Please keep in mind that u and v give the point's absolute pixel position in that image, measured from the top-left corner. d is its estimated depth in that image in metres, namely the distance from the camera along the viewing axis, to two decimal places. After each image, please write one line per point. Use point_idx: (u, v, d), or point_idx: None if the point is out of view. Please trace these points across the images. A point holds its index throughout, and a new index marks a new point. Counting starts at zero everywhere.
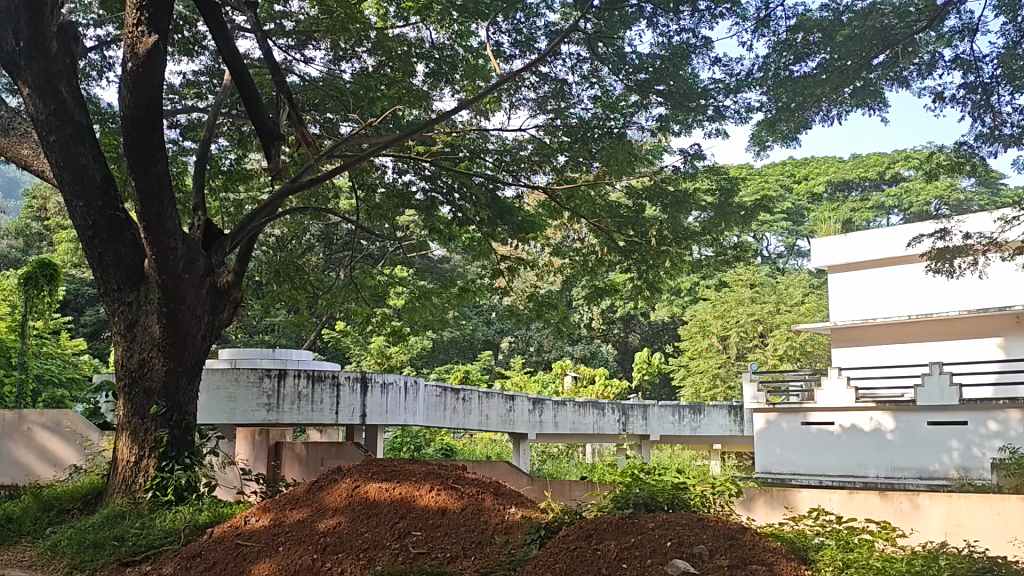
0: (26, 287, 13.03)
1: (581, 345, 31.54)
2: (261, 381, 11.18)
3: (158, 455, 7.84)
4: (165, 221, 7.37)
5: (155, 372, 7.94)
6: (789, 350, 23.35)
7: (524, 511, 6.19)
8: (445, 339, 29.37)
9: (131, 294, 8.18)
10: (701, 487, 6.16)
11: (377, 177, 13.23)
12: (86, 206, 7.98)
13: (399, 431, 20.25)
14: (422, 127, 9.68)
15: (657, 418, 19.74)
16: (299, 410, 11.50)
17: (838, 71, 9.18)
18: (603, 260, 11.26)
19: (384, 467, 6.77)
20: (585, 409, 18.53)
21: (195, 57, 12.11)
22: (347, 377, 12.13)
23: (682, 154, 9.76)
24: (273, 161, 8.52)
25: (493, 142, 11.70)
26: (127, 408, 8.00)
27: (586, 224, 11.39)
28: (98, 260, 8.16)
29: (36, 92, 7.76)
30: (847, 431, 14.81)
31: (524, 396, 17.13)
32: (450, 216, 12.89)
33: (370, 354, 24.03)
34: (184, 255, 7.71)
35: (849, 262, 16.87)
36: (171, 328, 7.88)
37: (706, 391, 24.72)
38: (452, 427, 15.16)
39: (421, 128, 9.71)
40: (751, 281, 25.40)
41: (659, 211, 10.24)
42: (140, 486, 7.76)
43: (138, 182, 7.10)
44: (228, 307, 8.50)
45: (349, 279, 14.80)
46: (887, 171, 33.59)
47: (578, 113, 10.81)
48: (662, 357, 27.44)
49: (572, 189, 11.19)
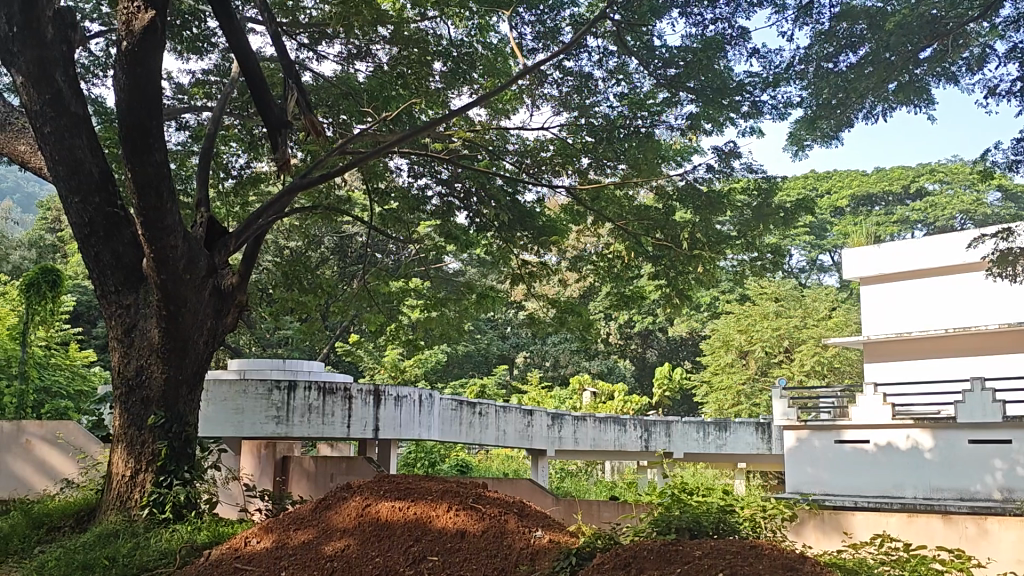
0: (28, 293, 12.56)
1: (598, 361, 30.88)
2: (270, 394, 10.70)
3: (155, 469, 7.29)
4: (164, 215, 6.82)
5: (154, 380, 7.41)
6: (816, 366, 22.68)
7: (552, 534, 5.56)
8: (460, 353, 28.78)
9: (129, 297, 7.67)
10: (749, 509, 5.56)
11: (391, 181, 12.71)
12: (82, 202, 7.47)
13: (413, 446, 19.71)
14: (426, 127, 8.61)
15: (681, 435, 19.09)
16: (310, 423, 10.97)
17: (884, 65, 8.70)
18: (629, 266, 10.69)
19: (399, 485, 6.17)
20: (606, 424, 17.93)
21: (204, 54, 11.66)
22: (359, 390, 11.50)
23: (717, 152, 9.16)
24: (279, 152, 8.05)
25: (514, 143, 11.17)
26: (123, 419, 7.45)
27: (610, 228, 10.81)
28: (94, 259, 7.63)
29: (30, 82, 7.26)
30: (883, 449, 14.15)
31: (543, 410, 16.56)
32: (467, 222, 12.37)
33: (384, 367, 23.52)
34: (186, 253, 7.16)
35: (883, 272, 16.24)
36: (171, 333, 7.32)
37: (730, 407, 24.02)
38: (468, 443, 14.56)
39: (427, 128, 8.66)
40: (776, 295, 24.73)
41: (691, 213, 9.64)
42: (136, 502, 7.21)
43: (136, 172, 6.57)
44: (233, 310, 7.96)
45: (363, 287, 14.32)
46: (912, 184, 32.88)
47: (603, 111, 10.33)
48: (683, 372, 26.77)
49: (597, 191, 10.63)
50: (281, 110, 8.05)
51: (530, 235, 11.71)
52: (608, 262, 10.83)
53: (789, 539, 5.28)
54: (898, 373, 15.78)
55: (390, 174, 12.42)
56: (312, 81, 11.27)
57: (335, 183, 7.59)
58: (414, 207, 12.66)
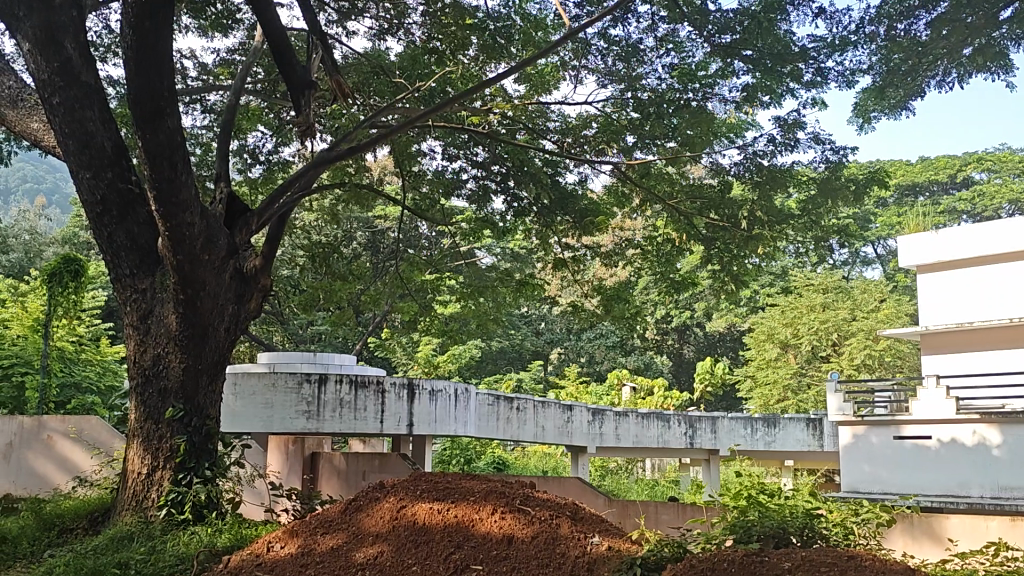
0: (50, 284, 12.11)
1: (635, 356, 30.06)
2: (300, 387, 10.15)
3: (174, 466, 6.73)
4: (179, 189, 6.24)
5: (172, 370, 6.84)
6: (866, 360, 21.80)
7: (610, 541, 4.88)
8: (494, 349, 28.14)
9: (144, 281, 7.10)
10: (839, 514, 4.88)
11: (425, 164, 12.08)
12: (95, 178, 6.93)
13: (448, 442, 19.14)
14: (462, 94, 7.46)
15: (727, 431, 18.19)
16: (341, 418, 10.38)
17: (961, 26, 7.95)
18: (680, 250, 9.92)
19: (437, 485, 5.52)
20: (649, 421, 17.19)
21: (228, 32, 11.13)
22: (393, 382, 10.84)
23: (778, 122, 8.45)
24: (302, 113, 7.40)
25: (556, 121, 10.51)
26: (140, 413, 6.89)
27: (658, 210, 10.10)
28: (107, 239, 7.07)
29: (38, 49, 6.73)
30: (946, 446, 13.38)
31: (584, 405, 15.89)
32: (504, 207, 11.70)
33: (417, 362, 23.00)
34: (203, 232, 6.56)
35: (939, 259, 15.41)
36: (189, 318, 6.73)
37: (777, 403, 23.17)
38: (506, 440, 13.93)
39: (462, 95, 7.47)
40: (823, 286, 23.78)
41: (750, 189, 8.91)
42: (153, 502, 6.66)
43: (147, 141, 6.00)
44: (257, 294, 7.36)
45: (396, 275, 13.74)
46: (959, 173, 31.73)
47: (652, 84, 9.71)
48: (725, 366, 25.93)
49: (646, 169, 9.94)
50: (305, 70, 7.45)
51: (572, 219, 10.98)
52: (657, 246, 10.07)
53: (888, 549, 4.59)
54: (956, 365, 15.05)
55: (423, 157, 11.79)
56: (342, 58, 10.71)
57: (367, 154, 6.97)
58: (448, 192, 12.03)
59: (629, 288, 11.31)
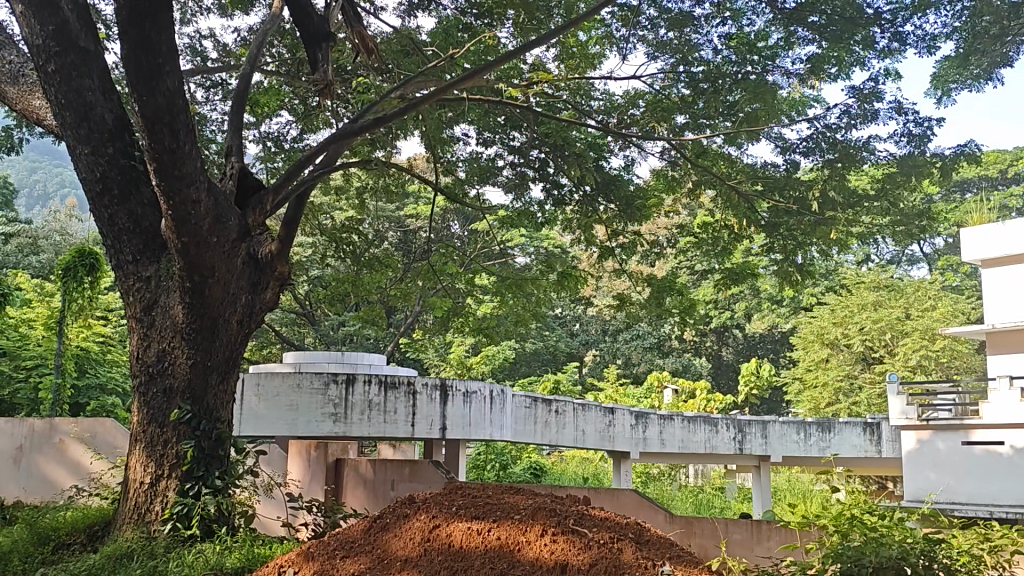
0: (65, 279, 11.49)
1: (673, 358, 29.09)
2: (326, 389, 9.42)
3: (180, 474, 6.01)
4: (182, 160, 5.48)
5: (177, 367, 6.11)
6: (922, 361, 20.76)
7: (684, 570, 4.02)
8: (528, 351, 27.31)
9: (148, 268, 6.34)
10: (961, 539, 4.03)
11: (459, 150, 11.32)
12: (94, 154, 6.22)
13: (482, 446, 18.37)
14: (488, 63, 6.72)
15: (778, 436, 17.23)
16: (370, 422, 9.61)
17: None
18: (739, 237, 9.04)
19: (476, 500, 4.69)
20: (695, 425, 16.19)
21: (249, 10, 10.44)
22: (425, 382, 10.02)
23: (853, 92, 7.65)
24: (319, 65, 7.32)
25: (600, 98, 9.69)
26: (143, 415, 6.17)
27: (713, 195, 9.26)
28: (108, 222, 6.33)
29: (32, 10, 6.00)
30: (1020, 453, 12.31)
31: (626, 408, 15.04)
32: (544, 196, 10.90)
33: (449, 365, 22.26)
34: (211, 211, 5.81)
35: (1005, 254, 14.36)
36: (197, 309, 6.01)
37: (826, 406, 22.16)
38: (544, 445, 13.13)
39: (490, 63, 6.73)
40: (874, 284, 22.70)
41: (822, 169, 8.03)
42: (157, 516, 5.95)
43: (144, 105, 5.24)
44: (274, 283, 6.59)
45: (428, 268, 12.99)
46: (1010, 168, 30.38)
47: (707, 57, 8.91)
48: (771, 368, 24.90)
49: (702, 149, 9.08)
50: (324, 21, 7.42)
51: (618, 206, 10.12)
52: (713, 233, 9.18)
53: None
54: None
55: (455, 141, 11.05)
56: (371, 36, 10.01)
57: (395, 118, 6.26)
58: (483, 180, 11.24)
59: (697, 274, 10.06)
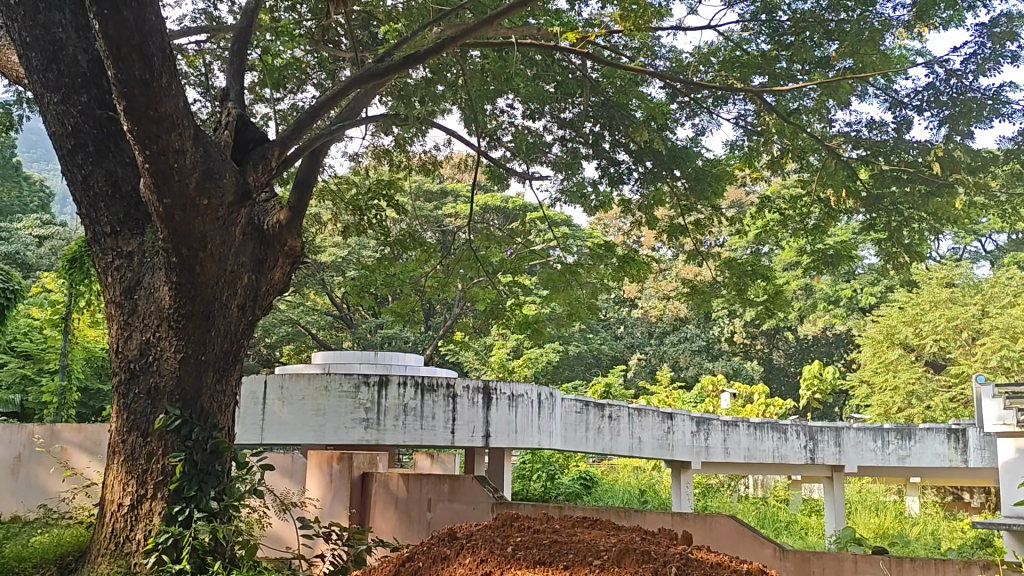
0: (71, 271, 10.25)
1: (723, 361, 27.57)
2: (357, 391, 8.30)
3: (168, 494, 4.88)
4: (159, 97, 4.31)
5: (163, 363, 4.97)
6: (1003, 363, 19.17)
7: None
8: (571, 355, 25.99)
9: (131, 242, 5.21)
10: None
11: (501, 126, 10.11)
12: (64, 103, 5.07)
13: (527, 454, 17.19)
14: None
15: (853, 445, 15.85)
16: (405, 428, 8.44)
17: None
18: (834, 213, 7.73)
19: (538, 538, 3.44)
20: (762, 432, 14.84)
21: None
22: (467, 385, 8.80)
23: (980, 27, 6.37)
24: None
25: (665, 57, 8.43)
26: (123, 422, 5.04)
27: (803, 168, 7.98)
28: (83, 185, 5.20)
29: None
30: None
31: (686, 414, 13.73)
32: (597, 174, 9.67)
33: (490, 367, 21.08)
34: (199, 165, 4.63)
35: None
36: (185, 292, 4.86)
37: (897, 411, 20.59)
38: (597, 454, 11.86)
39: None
40: (946, 280, 21.15)
41: (943, 126, 6.78)
42: (139, 547, 4.82)
43: (106, 22, 4.10)
44: (283, 259, 5.53)
45: (468, 257, 11.81)
46: None
47: (795, 4, 7.61)
48: (834, 371, 23.43)
49: (786, 114, 7.77)
50: None
51: (687, 183, 8.79)
52: (801, 209, 7.91)
53: None
54: None
55: (495, 116, 9.90)
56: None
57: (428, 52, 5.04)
58: (531, 158, 10.03)
59: (766, 262, 8.36)
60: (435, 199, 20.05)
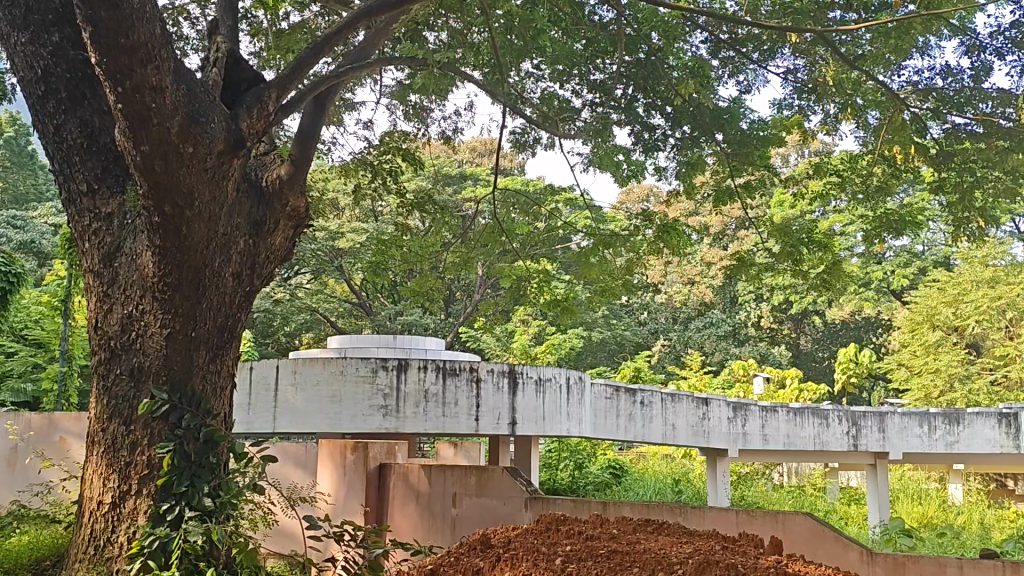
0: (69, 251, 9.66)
1: (750, 346, 26.70)
2: (374, 375, 7.68)
3: (155, 490, 4.25)
4: (132, 21, 3.63)
5: (147, 338, 4.33)
6: None
7: None
8: (594, 341, 25.23)
9: (112, 202, 4.55)
10: None
11: (527, 93, 9.38)
12: (32, 44, 4.41)
13: (552, 442, 16.52)
14: None
15: (899, 431, 15.13)
16: (426, 416, 7.78)
17: None
18: (898, 175, 6.97)
19: (593, 548, 2.78)
20: (803, 417, 14.09)
21: None
22: (492, 369, 8.12)
23: None
24: None
25: (705, 9, 7.71)
26: (103, 409, 4.41)
27: (862, 127, 7.25)
28: (55, 138, 4.55)
29: None
30: None
31: (722, 399, 13.02)
32: (630, 141, 8.93)
33: (512, 354, 20.38)
34: (183, 107, 3.96)
35: None
36: (170, 256, 4.21)
37: (938, 395, 19.73)
38: (628, 441, 11.16)
39: None
40: (988, 259, 20.25)
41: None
42: (122, 550, 4.19)
43: None
44: (284, 221, 4.91)
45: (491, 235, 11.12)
46: None
47: None
48: (870, 355, 22.56)
49: (843, 63, 7.01)
50: None
51: (729, 148, 8.03)
52: (861, 171, 7.15)
53: None
54: None
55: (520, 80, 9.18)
56: None
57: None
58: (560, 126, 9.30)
59: (820, 230, 7.59)
60: (454, 181, 19.35)
